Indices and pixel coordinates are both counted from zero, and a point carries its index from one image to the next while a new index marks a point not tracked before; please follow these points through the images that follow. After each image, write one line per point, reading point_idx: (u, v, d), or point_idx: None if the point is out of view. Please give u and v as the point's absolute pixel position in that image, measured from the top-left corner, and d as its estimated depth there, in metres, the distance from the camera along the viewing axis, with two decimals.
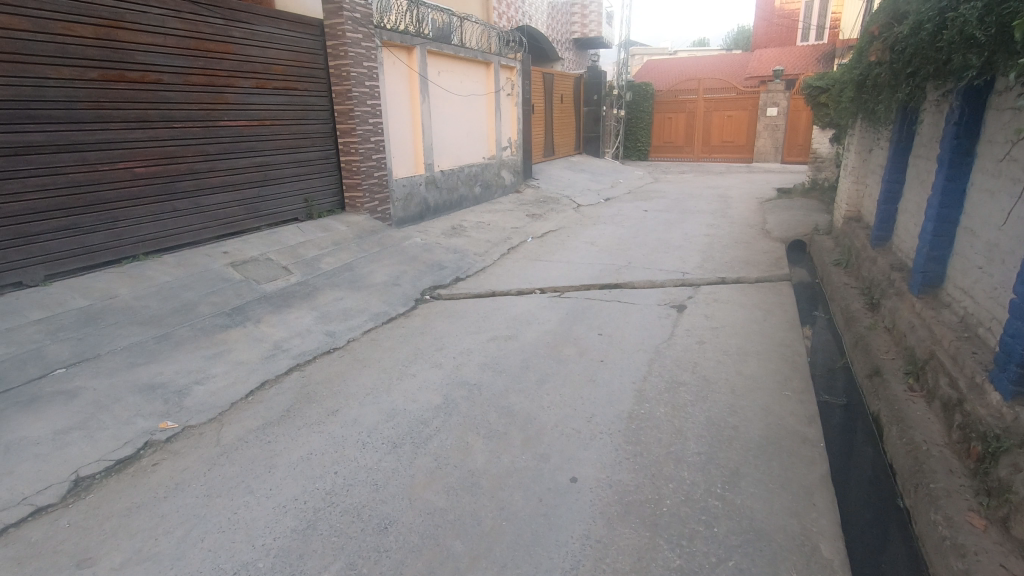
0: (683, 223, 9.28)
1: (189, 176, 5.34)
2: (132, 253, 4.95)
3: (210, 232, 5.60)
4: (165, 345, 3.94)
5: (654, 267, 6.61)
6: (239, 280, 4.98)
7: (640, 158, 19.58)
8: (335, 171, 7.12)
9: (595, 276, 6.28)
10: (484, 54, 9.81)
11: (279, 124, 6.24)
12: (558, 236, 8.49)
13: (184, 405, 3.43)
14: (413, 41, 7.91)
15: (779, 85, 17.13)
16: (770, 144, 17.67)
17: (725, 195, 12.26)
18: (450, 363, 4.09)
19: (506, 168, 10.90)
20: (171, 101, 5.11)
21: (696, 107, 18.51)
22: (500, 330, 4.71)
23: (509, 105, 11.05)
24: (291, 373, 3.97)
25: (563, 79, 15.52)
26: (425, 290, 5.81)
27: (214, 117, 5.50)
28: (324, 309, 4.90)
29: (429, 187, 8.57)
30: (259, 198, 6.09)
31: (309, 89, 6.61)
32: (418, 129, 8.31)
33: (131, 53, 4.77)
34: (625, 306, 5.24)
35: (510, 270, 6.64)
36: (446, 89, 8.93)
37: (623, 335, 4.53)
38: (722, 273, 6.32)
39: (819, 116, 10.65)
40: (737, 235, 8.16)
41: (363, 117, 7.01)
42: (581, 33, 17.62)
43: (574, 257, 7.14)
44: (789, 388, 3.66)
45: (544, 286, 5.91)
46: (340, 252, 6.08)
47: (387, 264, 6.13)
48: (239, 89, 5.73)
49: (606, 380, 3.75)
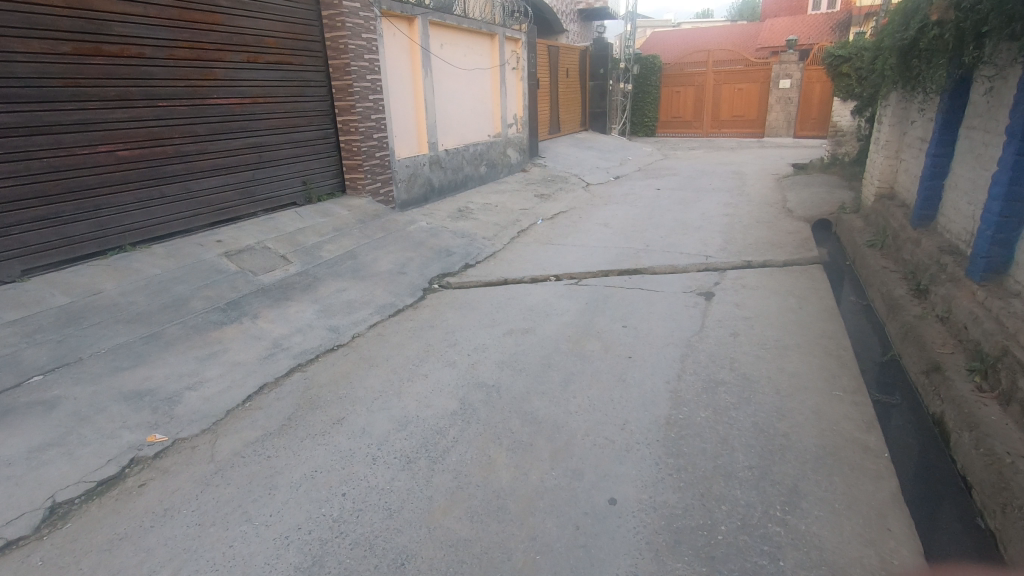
0: (699, 202, 8.88)
1: (178, 159, 4.96)
2: (117, 244, 4.58)
3: (202, 219, 5.24)
4: (154, 346, 3.61)
5: (674, 249, 6.24)
6: (235, 272, 4.63)
7: (647, 134, 19.02)
8: (335, 151, 6.72)
9: (613, 261, 5.93)
10: (488, 25, 9.32)
11: (273, 101, 5.83)
12: (569, 218, 8.10)
13: (175, 414, 3.11)
14: (415, 11, 7.44)
15: (793, 56, 16.48)
16: (782, 118, 17.11)
17: (740, 172, 11.80)
18: (464, 362, 3.77)
19: (512, 146, 10.46)
20: (155, 77, 4.71)
21: (705, 80, 17.91)
22: (517, 323, 4.37)
23: (515, 79, 10.57)
24: (292, 375, 3.64)
25: (569, 52, 14.95)
26: (434, 279, 5.46)
27: (202, 94, 5.09)
28: (326, 302, 4.57)
29: (433, 168, 8.16)
30: (254, 182, 5.73)
31: (304, 63, 6.18)
32: (421, 105, 7.87)
33: (108, 23, 4.34)
34: (648, 295, 4.89)
35: (522, 255, 6.28)
36: (450, 63, 8.46)
37: (649, 327, 4.19)
38: (748, 256, 5.94)
39: (840, 88, 10.16)
40: (758, 215, 7.76)
41: (364, 93, 6.59)
42: (587, 4, 17.00)
43: (589, 240, 6.78)
44: (840, 388, 3.33)
45: (560, 273, 5.56)
46: (342, 239, 5.72)
47: (392, 250, 5.77)
48: (228, 64, 5.31)
49: (637, 380, 3.42)
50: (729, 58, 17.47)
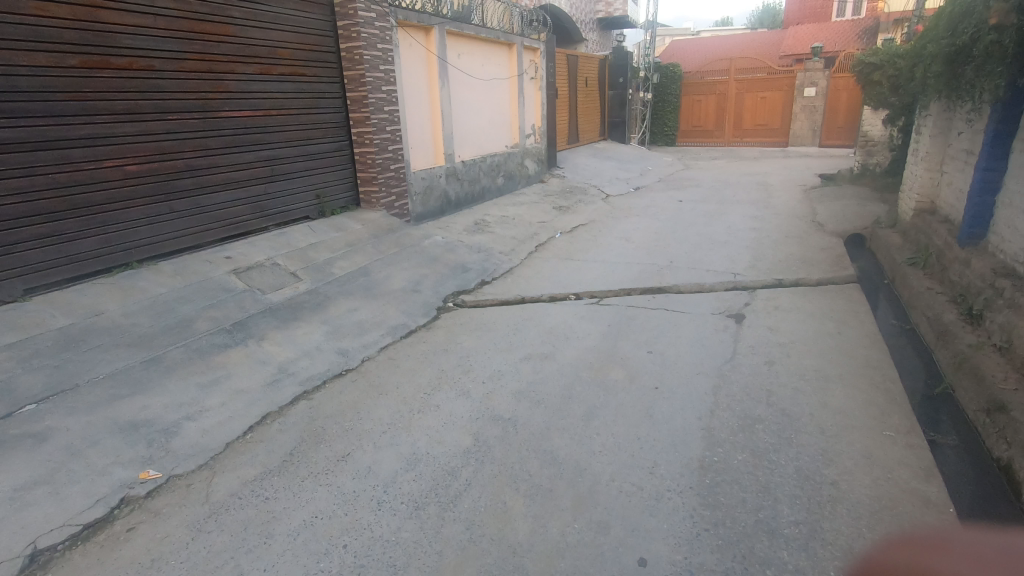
0: (724, 215, 8.57)
1: (188, 173, 4.84)
2: (124, 261, 4.45)
3: (213, 235, 5.10)
4: (155, 372, 3.45)
5: (700, 266, 5.95)
6: (243, 290, 4.48)
7: (667, 144, 18.71)
8: (349, 164, 6.59)
9: (635, 278, 5.68)
10: (507, 35, 9.17)
11: (286, 113, 5.70)
12: (589, 232, 7.86)
13: (171, 448, 2.93)
14: (432, 21, 7.30)
15: (818, 63, 16.10)
16: (807, 127, 16.70)
17: (765, 183, 11.46)
18: (479, 391, 3.54)
19: (530, 157, 10.27)
20: (164, 90, 4.59)
21: (727, 89, 17.58)
22: (535, 347, 4.14)
23: (533, 89, 10.40)
24: (297, 404, 3.45)
25: (588, 61, 14.77)
26: (449, 297, 5.25)
27: (213, 107, 4.97)
28: (335, 323, 4.38)
29: (449, 180, 7.99)
30: (266, 196, 5.59)
31: (318, 74, 6.06)
32: (437, 116, 7.71)
33: (116, 36, 4.24)
34: (674, 316, 4.61)
35: (540, 271, 6.05)
36: (467, 73, 8.31)
37: (676, 353, 3.93)
38: (779, 274, 5.63)
39: (870, 96, 9.81)
40: (787, 229, 7.44)
41: (379, 105, 6.45)
42: (606, 13, 16.83)
43: (610, 255, 6.53)
44: (890, 428, 3.02)
45: (580, 291, 5.33)
46: (355, 254, 5.54)
47: (406, 267, 5.58)
48: (240, 76, 5.19)
49: (666, 415, 3.16)
50: (751, 65, 17.13)
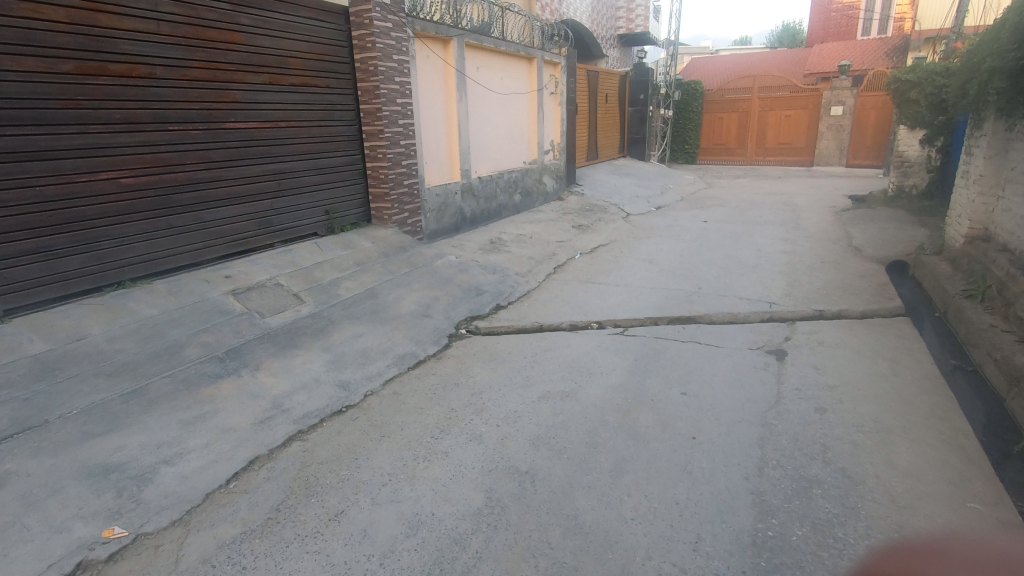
0: (752, 237, 8.15)
1: (189, 187, 4.57)
2: (116, 279, 4.16)
3: (214, 252, 4.81)
4: (135, 406, 3.12)
5: (731, 293, 5.54)
6: (240, 313, 4.16)
7: (687, 161, 18.34)
8: (361, 178, 6.31)
9: (661, 304, 5.29)
10: (527, 48, 8.91)
11: (296, 125, 5.45)
12: (610, 253, 7.49)
13: (142, 499, 2.58)
14: (451, 32, 7.05)
15: (846, 82, 15.67)
16: (833, 146, 16.23)
17: (792, 203, 11.01)
18: (492, 436, 3.15)
19: (549, 174, 9.97)
20: (166, 98, 4.35)
21: (750, 107, 17.21)
22: (555, 383, 3.76)
23: (552, 104, 10.12)
24: (290, 446, 3.09)
25: (608, 77, 14.51)
26: (462, 322, 4.90)
27: (218, 118, 4.72)
28: (338, 351, 4.04)
29: (465, 196, 7.69)
30: (272, 211, 5.31)
31: (330, 86, 5.81)
32: (454, 130, 7.43)
33: (115, 41, 4.01)
34: (707, 350, 4.21)
35: (559, 295, 5.69)
36: (486, 87, 8.05)
37: (713, 395, 3.52)
38: (819, 304, 5.20)
39: (907, 115, 9.38)
40: (821, 253, 7.00)
41: (393, 117, 6.18)
42: (627, 29, 16.60)
43: (633, 279, 6.15)
44: (973, 498, 2.58)
45: (602, 319, 4.95)
46: (363, 274, 5.22)
47: (416, 288, 5.25)
48: (247, 85, 4.95)
49: (706, 472, 2.75)
50: (776, 83, 16.74)
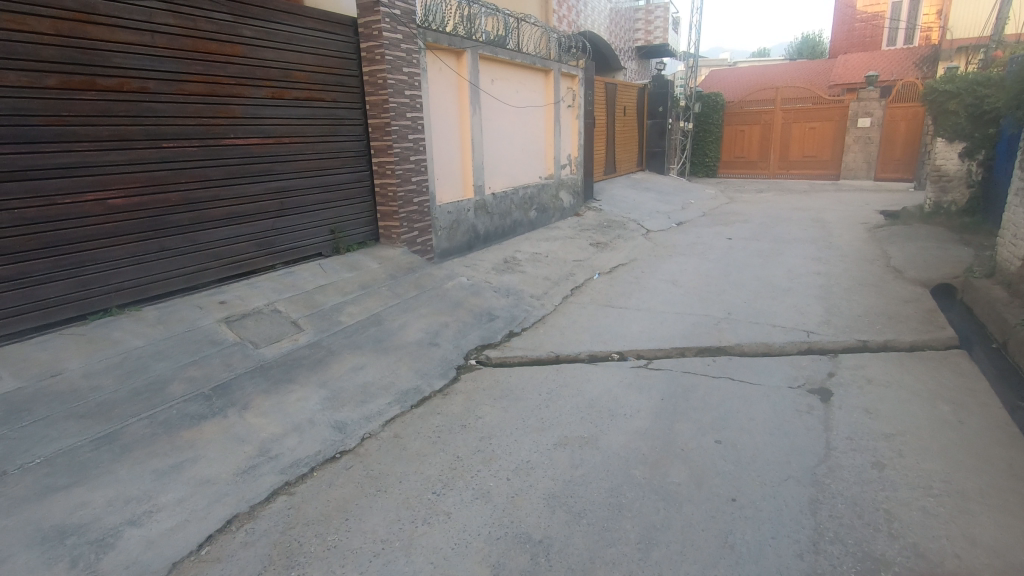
0: (781, 256, 7.71)
1: (184, 207, 4.31)
2: (102, 306, 3.89)
3: (210, 275, 4.55)
4: (106, 453, 2.81)
5: (763, 320, 5.13)
6: (233, 344, 3.86)
7: (708, 175, 17.91)
8: (369, 196, 6.04)
9: (687, 332, 4.89)
10: (544, 60, 8.62)
11: (300, 141, 5.20)
12: (630, 273, 7.10)
13: (100, 570, 2.25)
14: (464, 44, 6.78)
15: (873, 93, 15.15)
16: (860, 158, 15.66)
17: (820, 219, 10.54)
18: (502, 493, 2.78)
19: (565, 189, 9.64)
20: (161, 114, 4.11)
21: (772, 119, 16.76)
22: (572, 426, 3.38)
23: (569, 117, 9.82)
24: (274, 502, 2.74)
25: (626, 89, 14.21)
26: (472, 352, 4.54)
27: (216, 134, 4.48)
28: (335, 387, 3.70)
29: (478, 214, 7.38)
30: (274, 231, 5.04)
31: (338, 99, 5.56)
32: (467, 145, 7.13)
33: (106, 54, 3.78)
34: (742, 388, 3.80)
35: (577, 321, 5.32)
36: (501, 100, 7.77)
37: (753, 445, 3.11)
38: (861, 333, 4.76)
39: (944, 126, 8.93)
40: (858, 275, 6.53)
41: (403, 132, 5.90)
42: (645, 41, 16.29)
43: (656, 303, 5.76)
44: None
45: (623, 349, 4.57)
46: (368, 298, 4.90)
47: (424, 314, 4.92)
48: (248, 100, 4.71)
49: (751, 547, 2.34)
50: (799, 95, 16.28)
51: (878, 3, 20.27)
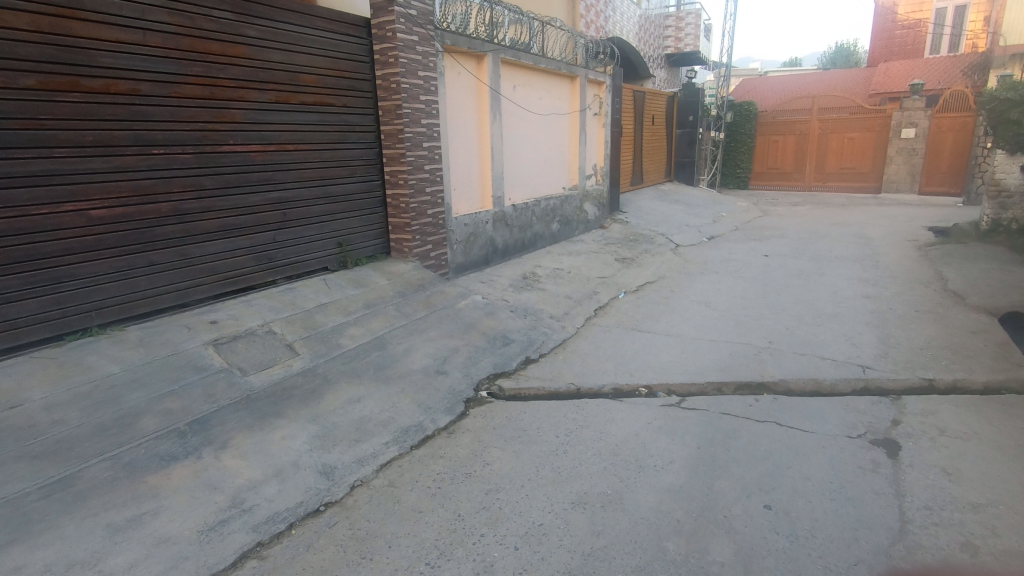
0: (824, 276, 7.13)
1: (175, 218, 4.00)
2: (81, 325, 3.59)
3: (203, 291, 4.23)
4: (56, 503, 2.45)
5: (810, 351, 4.59)
6: (218, 370, 3.50)
7: (739, 187, 17.26)
8: (380, 207, 5.69)
9: (724, 364, 4.39)
10: (570, 66, 8.22)
11: (306, 148, 4.87)
12: (659, 292, 6.61)
13: None
14: (485, 47, 6.41)
15: (918, 102, 14.36)
16: (903, 171, 14.85)
17: (863, 235, 9.87)
18: (508, 567, 2.33)
19: (589, 201, 9.20)
20: (152, 118, 3.81)
21: (809, 128, 16.06)
22: (593, 480, 2.91)
23: (595, 126, 9.39)
24: (241, 569, 2.34)
25: (655, 98, 13.73)
26: (483, 382, 4.11)
27: (213, 140, 4.17)
28: (327, 423, 3.30)
29: (497, 226, 6.98)
30: (274, 244, 4.72)
31: (349, 105, 5.23)
32: (486, 154, 6.75)
33: (91, 53, 3.49)
34: (791, 436, 3.29)
35: (600, 347, 4.85)
36: (524, 108, 7.38)
37: (811, 514, 2.59)
38: (925, 370, 4.19)
39: (1004, 137, 8.22)
40: (913, 300, 5.92)
41: (417, 139, 5.53)
42: (675, 48, 15.78)
43: (688, 327, 5.25)
44: None
45: (652, 383, 4.09)
46: (372, 318, 4.51)
47: (433, 337, 4.50)
48: (251, 104, 4.39)
49: None
50: (837, 104, 15.56)
51: (920, 10, 19.42)
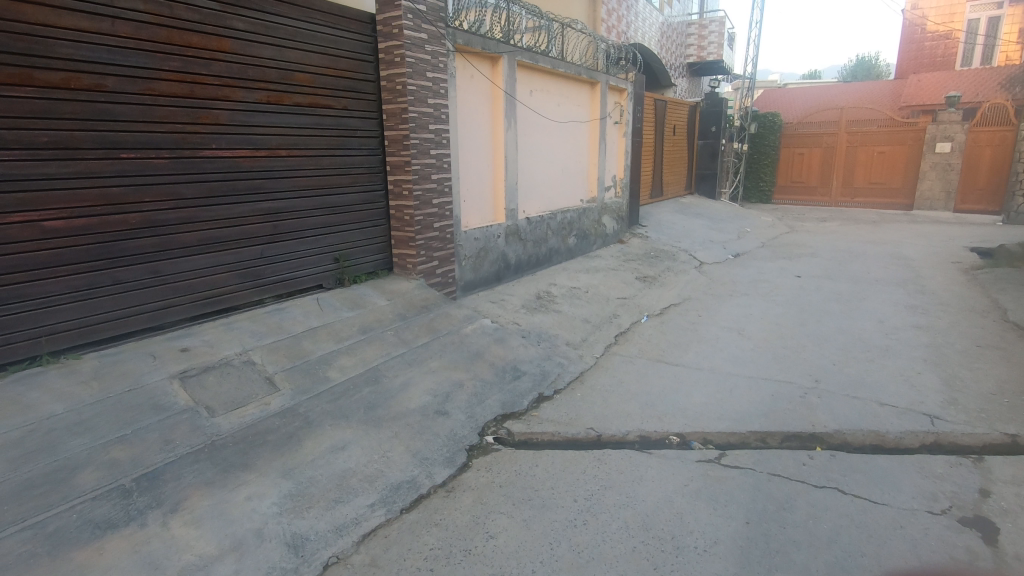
0: (865, 302, 6.51)
1: (147, 231, 3.54)
2: (30, 353, 3.13)
3: (178, 312, 3.75)
4: None
5: (864, 395, 4.00)
6: (182, 410, 3.01)
7: (762, 201, 16.66)
8: (383, 219, 5.21)
9: (766, 408, 3.82)
10: (590, 71, 7.73)
11: (300, 154, 4.41)
12: (685, 316, 6.05)
13: None
14: (500, 48, 5.94)
15: (954, 115, 13.66)
16: (938, 187, 14.12)
17: (901, 256, 9.21)
18: None
19: (608, 214, 8.68)
20: (120, 117, 3.36)
21: (836, 141, 15.40)
22: (621, 567, 2.35)
23: (616, 135, 8.88)
24: None
25: (677, 107, 13.20)
26: (490, 425, 3.58)
27: (192, 143, 3.71)
28: (304, 478, 2.80)
29: (510, 241, 6.47)
30: (261, 260, 4.24)
31: (349, 107, 4.77)
32: (500, 163, 6.26)
33: (48, 42, 3.06)
34: (860, 510, 2.71)
35: (623, 382, 4.30)
36: (541, 114, 6.89)
37: None
38: (1006, 423, 3.58)
39: None
40: (972, 333, 5.29)
41: (424, 146, 5.05)
42: (697, 57, 15.24)
43: (721, 361, 4.69)
44: None
45: (684, 431, 3.54)
46: (367, 346, 4.01)
47: (435, 369, 3.99)
48: (237, 104, 3.94)
49: None
50: (867, 116, 14.88)
51: (950, 21, 18.74)
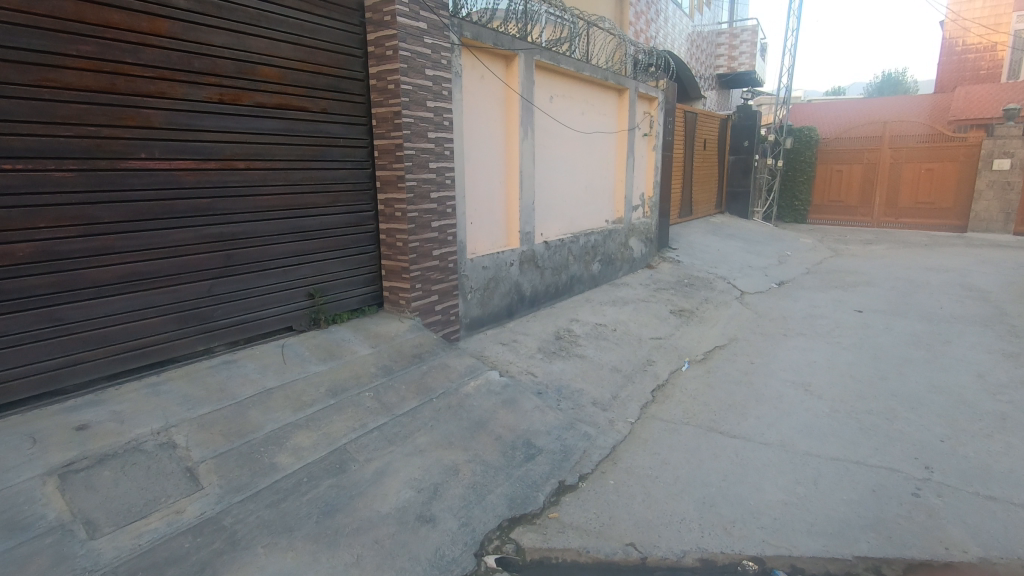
0: (950, 347, 5.41)
1: (43, 266, 2.69)
2: None
3: (88, 370, 2.88)
4: None
5: (1000, 494, 2.95)
6: (49, 530, 2.09)
7: (797, 221, 15.53)
8: (371, 246, 4.32)
9: (869, 513, 2.79)
10: (618, 76, 6.83)
11: (263, 167, 3.53)
12: (733, 362, 5.03)
13: None
14: (515, 45, 5.06)
15: (1014, 129, 12.44)
16: (996, 207, 12.87)
17: (973, 286, 8.04)
18: None
19: (635, 236, 7.71)
20: (4, 116, 2.53)
21: (879, 157, 14.26)
22: None
23: (645, 148, 7.93)
24: None
25: (707, 120, 12.22)
26: (492, 538, 2.61)
27: (112, 152, 2.86)
28: None
29: (525, 269, 5.54)
30: (208, 300, 3.35)
31: (330, 110, 3.90)
32: (513, 178, 5.34)
33: None
34: None
35: (668, 463, 3.30)
36: (562, 123, 5.99)
37: None
38: None
39: None
40: None
41: (421, 159, 4.17)
42: (728, 68, 14.25)
43: (792, 433, 3.66)
44: None
45: (764, 553, 2.52)
46: (335, 416, 3.07)
47: (423, 448, 3.04)
48: (177, 103, 3.09)
49: None
50: (914, 130, 13.72)
51: (997, 30, 17.45)
